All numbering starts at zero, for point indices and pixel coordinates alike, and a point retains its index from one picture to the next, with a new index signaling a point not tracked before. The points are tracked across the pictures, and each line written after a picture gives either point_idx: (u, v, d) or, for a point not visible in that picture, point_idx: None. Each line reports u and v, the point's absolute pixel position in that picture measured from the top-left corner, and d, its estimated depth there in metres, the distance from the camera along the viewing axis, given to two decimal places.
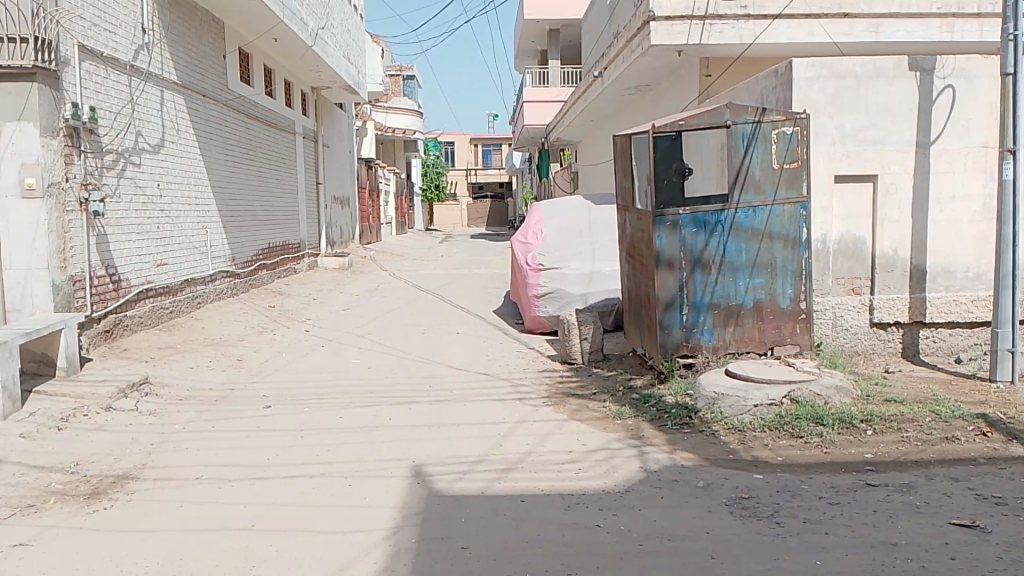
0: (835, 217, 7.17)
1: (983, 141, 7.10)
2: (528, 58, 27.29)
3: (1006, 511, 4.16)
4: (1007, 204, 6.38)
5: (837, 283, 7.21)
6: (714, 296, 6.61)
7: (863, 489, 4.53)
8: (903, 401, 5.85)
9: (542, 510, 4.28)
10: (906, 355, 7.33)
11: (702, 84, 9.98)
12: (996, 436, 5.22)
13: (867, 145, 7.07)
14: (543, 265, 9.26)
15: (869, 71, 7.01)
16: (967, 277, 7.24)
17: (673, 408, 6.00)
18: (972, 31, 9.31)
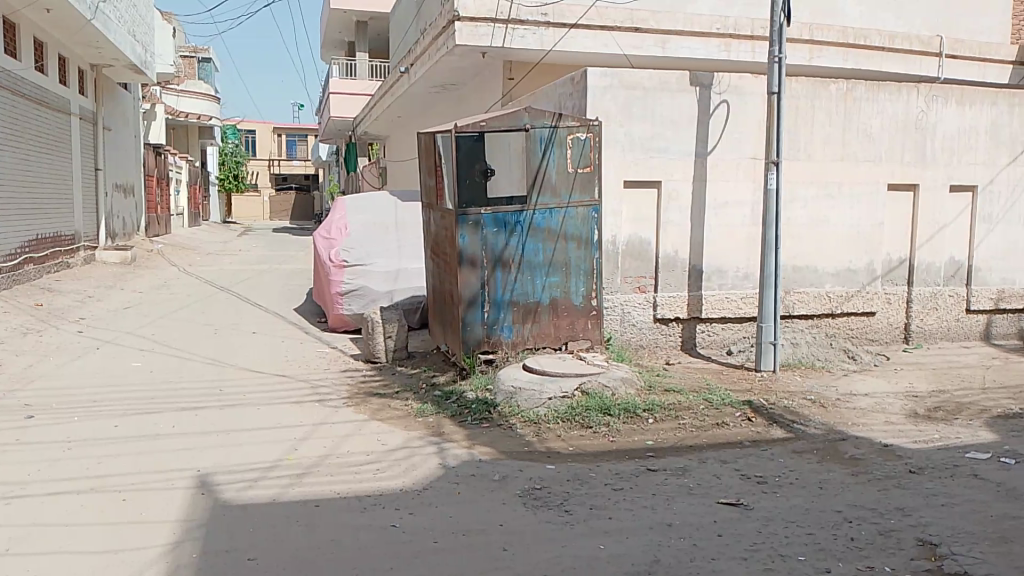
0: (624, 220, 7.61)
1: (751, 153, 7.84)
2: (336, 49, 26.64)
3: (766, 489, 4.64)
4: (771, 211, 7.09)
5: (625, 282, 7.66)
6: (513, 294, 6.80)
7: (644, 474, 4.85)
8: (681, 391, 6.33)
9: (338, 513, 4.19)
10: (684, 348, 7.95)
11: (505, 87, 10.20)
12: (759, 420, 5.80)
13: (652, 154, 7.57)
14: (348, 261, 9.09)
15: (655, 84, 7.52)
16: (737, 277, 7.97)
17: (473, 404, 6.10)
18: (746, 51, 10.28)
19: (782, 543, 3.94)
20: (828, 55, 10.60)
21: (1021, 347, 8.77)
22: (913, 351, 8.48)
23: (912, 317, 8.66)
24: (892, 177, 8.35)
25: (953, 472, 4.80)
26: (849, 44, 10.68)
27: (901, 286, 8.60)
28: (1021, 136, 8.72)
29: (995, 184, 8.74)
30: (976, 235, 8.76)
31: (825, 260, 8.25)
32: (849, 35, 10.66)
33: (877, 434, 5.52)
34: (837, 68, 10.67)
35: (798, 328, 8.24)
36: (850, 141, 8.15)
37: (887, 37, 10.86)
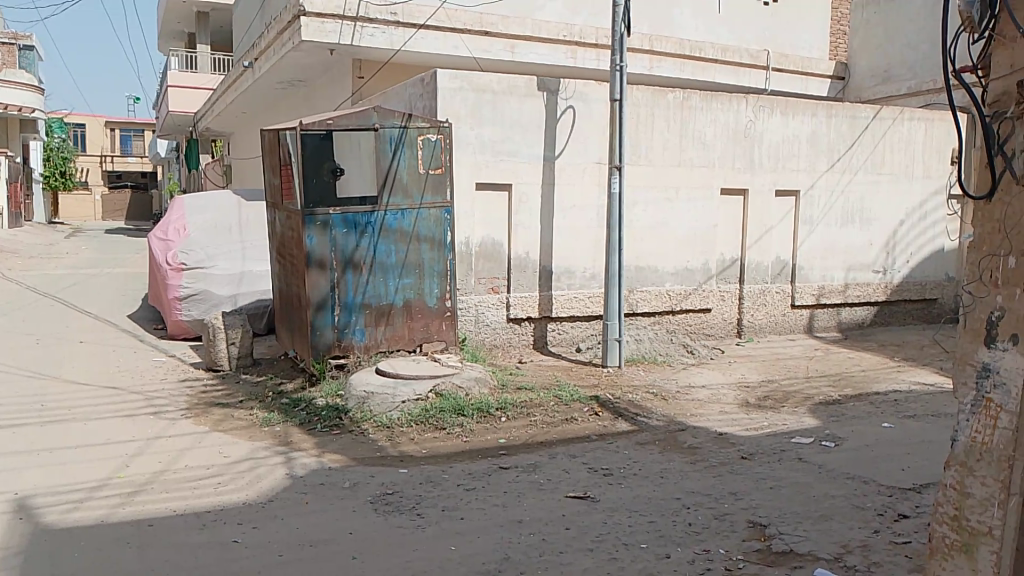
0: (477, 221, 7.67)
1: (596, 158, 8.13)
2: (175, 40, 25.20)
3: (612, 481, 4.82)
4: (615, 213, 7.38)
5: (478, 282, 7.73)
6: (365, 296, 6.70)
7: (496, 473, 4.91)
8: (533, 388, 6.47)
9: (174, 532, 3.96)
10: (537, 347, 8.11)
11: (355, 85, 10.03)
12: (605, 414, 6.02)
13: (502, 156, 7.68)
14: (186, 264, 8.63)
15: (504, 88, 7.63)
16: (585, 276, 8.23)
17: (323, 410, 5.94)
18: (592, 59, 10.65)
19: (627, 532, 4.10)
20: (667, 66, 11.19)
21: (838, 338, 9.60)
22: (746, 344, 9.08)
23: (744, 313, 9.27)
24: (725, 182, 8.92)
25: (781, 457, 5.18)
26: (685, 55, 11.31)
27: (733, 284, 9.19)
28: (836, 145, 9.54)
29: (816, 189, 9.52)
30: (800, 236, 9.50)
31: (666, 260, 8.68)
32: (686, 47, 11.30)
33: (713, 423, 5.87)
34: (675, 77, 11.28)
35: (642, 325, 8.62)
36: (688, 147, 8.63)
37: (720, 49, 11.59)
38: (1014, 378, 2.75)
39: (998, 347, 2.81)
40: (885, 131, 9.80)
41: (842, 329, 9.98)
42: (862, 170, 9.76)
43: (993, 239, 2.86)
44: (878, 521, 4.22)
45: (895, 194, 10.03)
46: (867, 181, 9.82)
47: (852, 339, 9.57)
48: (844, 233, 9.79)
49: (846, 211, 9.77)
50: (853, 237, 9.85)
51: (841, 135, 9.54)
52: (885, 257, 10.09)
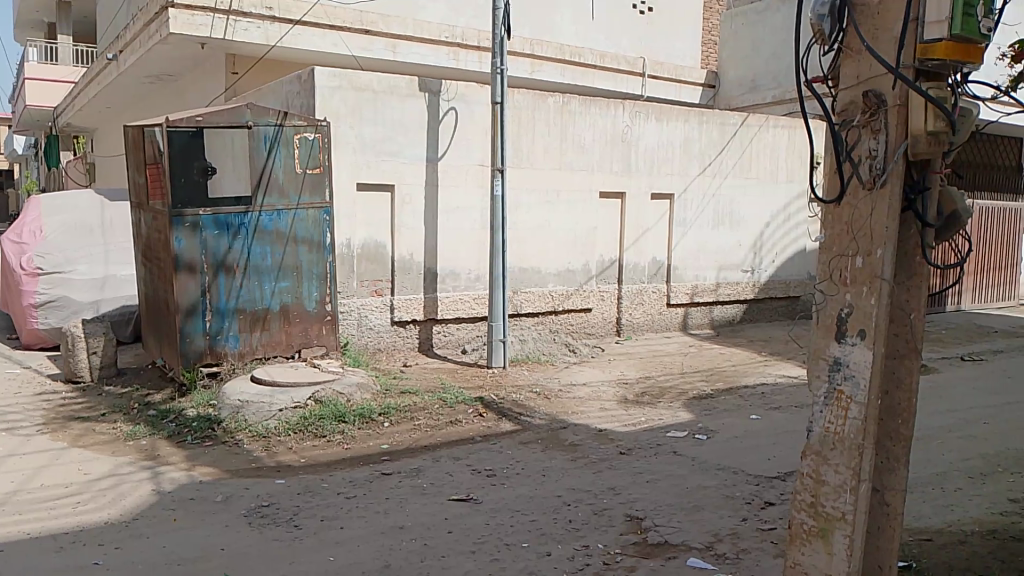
0: (358, 222, 7.53)
1: (479, 160, 8.15)
2: (31, 29, 23.49)
3: (495, 482, 4.83)
4: (498, 215, 7.43)
5: (360, 285, 7.59)
6: (239, 301, 6.45)
7: (377, 479, 4.83)
8: (416, 392, 6.41)
9: (24, 558, 3.67)
10: (422, 349, 8.05)
11: (228, 81, 9.68)
12: (489, 415, 6.04)
13: (383, 156, 7.58)
14: (42, 269, 8.07)
15: (384, 87, 7.53)
16: (470, 278, 8.24)
17: (194, 421, 5.67)
18: (474, 61, 10.71)
19: (509, 532, 4.13)
20: (548, 70, 11.36)
21: (711, 335, 10.03)
22: (626, 342, 9.33)
23: (623, 312, 9.53)
24: (604, 185, 9.15)
25: (657, 451, 5.35)
26: (566, 60, 11.52)
27: (613, 284, 9.45)
28: (708, 150, 9.96)
29: (689, 192, 9.90)
30: (674, 237, 9.86)
31: (548, 261, 8.80)
32: (566, 52, 11.50)
33: (593, 421, 5.99)
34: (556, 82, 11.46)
35: (526, 325, 8.70)
36: (568, 150, 8.80)
37: (598, 55, 11.86)
38: (863, 371, 2.94)
39: (848, 342, 2.99)
40: (752, 138, 10.32)
41: (715, 326, 10.42)
42: (732, 174, 10.24)
43: (842, 241, 3.03)
44: (747, 509, 4.42)
45: (761, 198, 10.59)
46: (737, 185, 10.31)
47: (724, 335, 10.02)
48: (716, 235, 10.24)
49: (718, 214, 10.23)
50: (724, 238, 10.32)
51: (712, 141, 9.97)
52: (753, 257, 10.63)
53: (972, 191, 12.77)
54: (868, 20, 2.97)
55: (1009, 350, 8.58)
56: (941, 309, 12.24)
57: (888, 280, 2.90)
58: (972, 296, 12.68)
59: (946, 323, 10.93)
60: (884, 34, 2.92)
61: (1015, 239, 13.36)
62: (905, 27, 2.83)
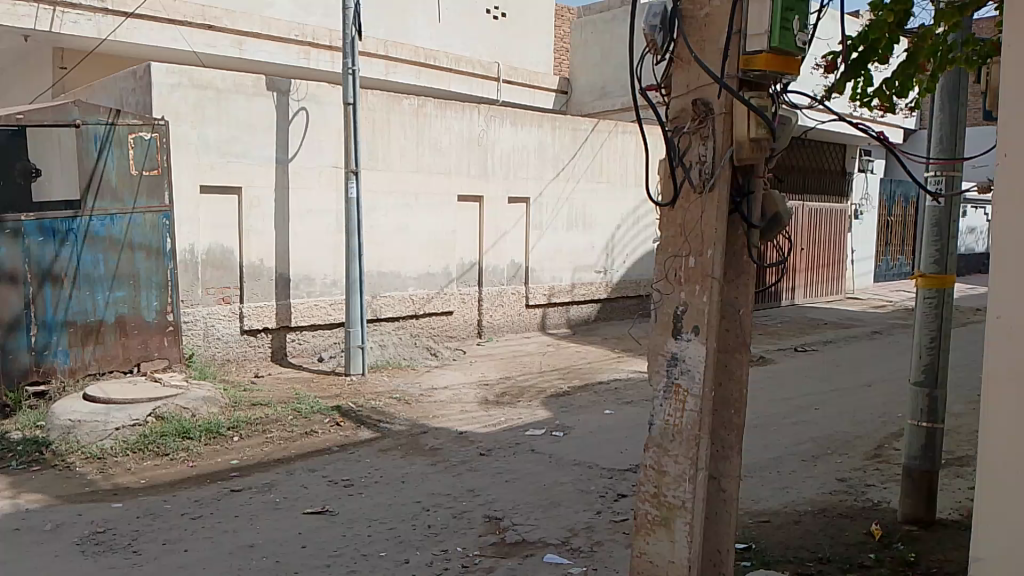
0: (203, 227, 7.19)
1: (332, 161, 7.99)
2: None
3: (351, 492, 4.73)
4: (353, 218, 7.31)
5: (206, 293, 7.24)
6: (69, 312, 6.07)
7: (226, 497, 4.61)
8: (269, 403, 6.19)
9: None
10: (275, 358, 7.77)
11: (56, 76, 9.17)
12: (347, 424, 5.91)
13: (229, 157, 7.27)
14: None
15: (230, 85, 7.22)
16: (325, 284, 8.05)
17: (18, 445, 5.20)
18: (326, 61, 10.47)
19: (366, 543, 4.05)
20: (403, 72, 11.31)
21: (569, 333, 10.29)
22: (487, 344, 9.40)
23: (484, 313, 9.61)
24: (460, 187, 9.20)
25: (516, 450, 5.42)
26: (421, 62, 11.50)
27: (473, 286, 9.52)
28: (561, 155, 10.22)
29: (544, 196, 10.12)
30: (531, 239, 10.04)
31: (407, 265, 8.74)
32: (421, 54, 11.49)
33: (453, 424, 5.99)
34: (411, 84, 11.42)
35: (385, 330, 8.58)
36: (424, 153, 8.78)
37: (453, 59, 11.91)
38: (698, 366, 3.09)
39: (683, 338, 3.14)
40: (603, 142, 10.68)
41: (572, 325, 10.70)
42: (585, 178, 10.56)
43: (676, 243, 3.17)
44: (601, 502, 4.56)
45: (613, 201, 10.99)
46: (590, 189, 10.64)
47: (581, 334, 10.31)
48: (571, 237, 10.52)
49: (572, 217, 10.51)
50: (579, 240, 10.63)
51: (565, 146, 10.25)
52: (607, 258, 11.01)
53: (805, 192, 13.78)
54: (695, 32, 3.12)
55: (837, 340, 9.34)
56: (778, 304, 13.12)
57: (718, 279, 3.07)
58: (804, 291, 13.72)
59: (783, 317, 11.76)
60: (710, 45, 3.07)
61: (840, 238, 14.57)
62: (728, 39, 3.00)
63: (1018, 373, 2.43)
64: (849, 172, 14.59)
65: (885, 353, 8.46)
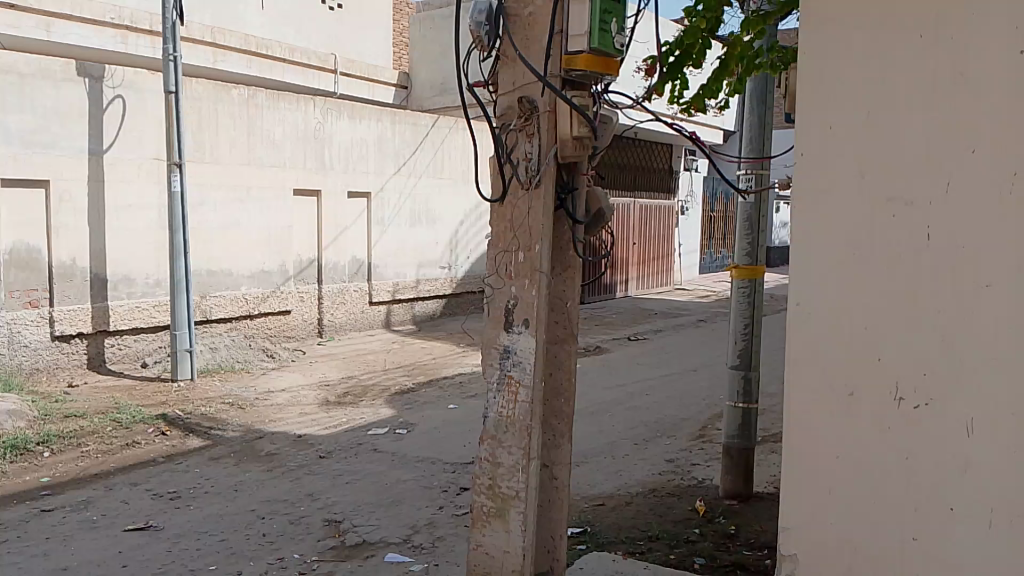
0: (3, 223, 6.61)
1: (153, 153, 7.54)
2: None
3: (179, 504, 4.48)
4: (178, 213, 6.96)
5: (11, 296, 6.66)
6: None
7: (34, 517, 4.23)
8: (85, 414, 5.75)
9: None
10: (92, 366, 7.23)
11: None
12: (174, 433, 5.59)
13: (35, 147, 6.72)
14: None
15: (34, 70, 6.67)
16: (148, 284, 7.57)
17: None
18: (146, 46, 9.80)
19: (194, 557, 3.84)
20: (232, 60, 10.81)
21: (413, 330, 10.24)
22: (327, 343, 9.17)
23: (324, 312, 9.39)
24: (297, 182, 8.94)
25: (357, 450, 5.34)
26: (251, 51, 11.05)
27: (312, 284, 9.27)
28: (401, 150, 10.16)
29: (386, 191, 10.03)
30: (373, 235, 9.92)
31: (240, 263, 8.39)
32: (251, 42, 11.03)
33: (291, 427, 5.81)
34: (242, 73, 10.95)
35: (217, 332, 8.18)
36: (256, 145, 8.45)
37: (286, 49, 11.52)
38: (528, 357, 3.14)
39: (515, 331, 3.18)
40: (444, 138, 10.70)
41: (417, 321, 10.64)
42: (426, 174, 10.54)
43: (505, 238, 3.20)
44: (443, 497, 4.57)
45: (455, 196, 11.06)
46: (431, 185, 10.65)
47: (425, 331, 10.29)
48: (414, 233, 10.48)
49: (414, 212, 10.48)
50: (422, 237, 10.60)
51: (406, 140, 10.20)
52: (450, 254, 11.05)
53: (638, 189, 14.49)
54: (519, 30, 3.18)
55: (668, 329, 9.90)
56: (614, 296, 13.70)
57: (546, 273, 3.14)
58: (637, 283, 14.42)
59: (620, 308, 12.31)
60: (534, 45, 3.14)
61: (668, 233, 15.43)
62: (550, 39, 3.07)
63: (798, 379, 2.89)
64: (677, 171, 15.48)
65: (710, 340, 9.06)
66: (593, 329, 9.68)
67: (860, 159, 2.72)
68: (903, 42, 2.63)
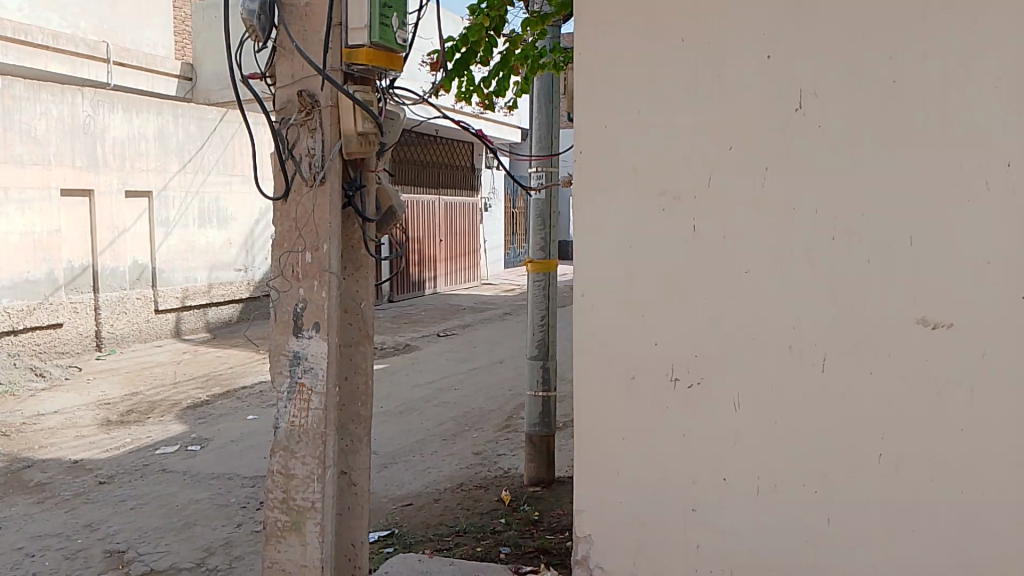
0: None
1: None
2: None
3: None
4: None
5: None
6: None
7: None
8: None
9: None
10: None
11: None
12: None
13: None
14: None
15: None
16: None
17: None
18: None
19: None
20: None
21: (205, 338, 9.80)
22: (106, 357, 8.56)
23: (103, 324, 8.74)
24: (65, 180, 8.30)
25: (143, 472, 4.93)
26: (7, 36, 9.84)
27: (87, 293, 8.59)
28: (186, 145, 9.73)
29: (168, 190, 9.53)
30: (156, 239, 9.42)
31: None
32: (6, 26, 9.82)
33: (65, 453, 5.24)
34: None
35: None
36: (13, 142, 7.73)
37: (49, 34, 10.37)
38: (319, 362, 2.97)
39: (304, 336, 3.00)
40: (233, 134, 10.35)
41: (211, 328, 10.21)
42: (215, 170, 10.16)
43: (290, 238, 3.03)
44: (241, 514, 4.32)
45: (247, 195, 10.73)
46: (220, 182, 10.26)
47: (218, 338, 9.84)
48: (203, 234, 10.08)
49: (202, 212, 10.03)
50: (212, 237, 10.22)
51: (191, 135, 9.77)
52: (245, 254, 10.70)
53: (444, 186, 14.55)
54: (297, 21, 3.04)
55: (476, 323, 10.06)
56: (422, 293, 13.71)
57: (336, 274, 2.99)
58: (445, 279, 14.54)
59: (427, 305, 12.35)
60: (312, 36, 3.01)
61: (473, 229, 15.68)
62: (329, 31, 2.96)
63: (585, 367, 3.00)
64: (478, 167, 15.76)
65: (514, 331, 9.32)
66: (400, 327, 9.63)
67: (633, 157, 2.88)
68: (666, 46, 2.81)
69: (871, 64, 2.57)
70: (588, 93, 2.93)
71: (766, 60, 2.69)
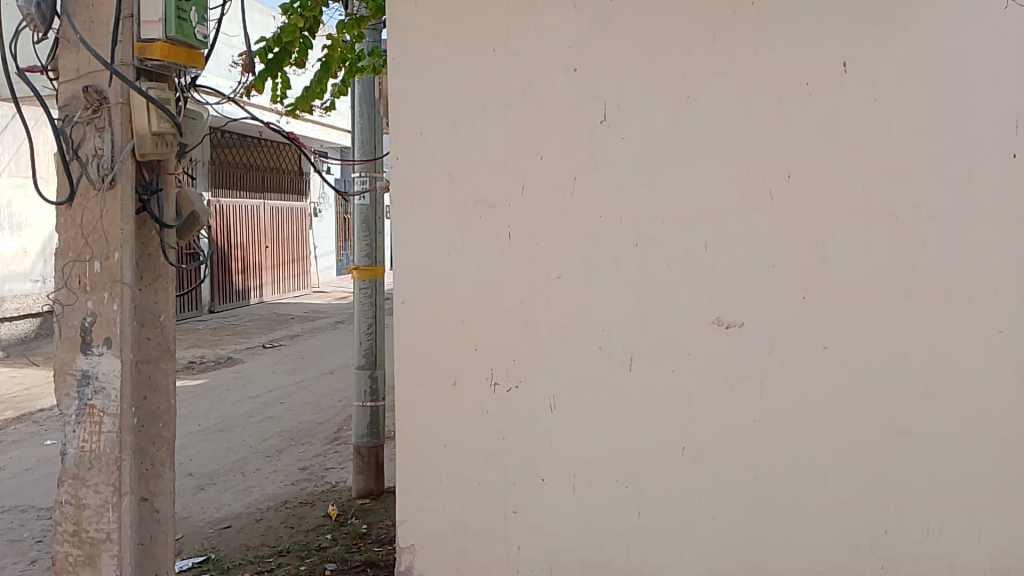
0: None
1: None
2: None
3: None
4: None
5: None
6: None
7: None
8: None
9: None
10: None
11: None
12: None
13: None
14: None
15: None
16: None
17: None
18: None
19: None
20: None
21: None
22: None
23: None
24: None
25: None
26: None
27: None
28: None
29: None
30: None
31: None
32: None
33: None
34: None
35: None
36: None
37: None
38: (111, 381, 2.74)
39: (94, 353, 2.75)
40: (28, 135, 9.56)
41: (4, 346, 9.50)
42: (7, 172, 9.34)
43: (76, 246, 2.77)
44: (35, 549, 3.93)
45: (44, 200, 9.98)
46: (14, 186, 9.48)
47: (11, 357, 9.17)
48: None
49: None
50: (5, 245, 9.44)
51: None
52: (42, 264, 9.95)
53: (271, 192, 14.07)
54: (82, 11, 2.77)
55: (307, 332, 9.77)
56: (247, 304, 13.20)
57: (130, 285, 2.76)
58: (272, 288, 14.09)
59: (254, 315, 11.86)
60: (99, 29, 2.75)
61: (303, 235, 15.21)
62: (117, 23, 2.71)
63: (405, 376, 2.96)
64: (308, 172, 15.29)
65: (347, 340, 9.13)
66: (223, 339, 9.16)
67: (449, 164, 2.87)
68: (477, 55, 2.82)
69: (669, 80, 2.69)
70: (401, 100, 2.89)
71: (573, 73, 2.75)
